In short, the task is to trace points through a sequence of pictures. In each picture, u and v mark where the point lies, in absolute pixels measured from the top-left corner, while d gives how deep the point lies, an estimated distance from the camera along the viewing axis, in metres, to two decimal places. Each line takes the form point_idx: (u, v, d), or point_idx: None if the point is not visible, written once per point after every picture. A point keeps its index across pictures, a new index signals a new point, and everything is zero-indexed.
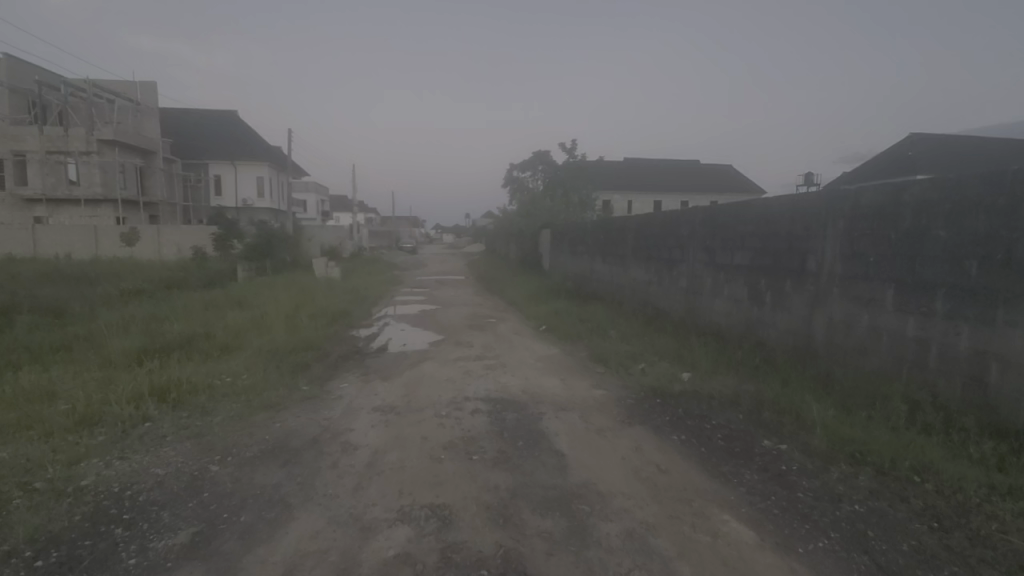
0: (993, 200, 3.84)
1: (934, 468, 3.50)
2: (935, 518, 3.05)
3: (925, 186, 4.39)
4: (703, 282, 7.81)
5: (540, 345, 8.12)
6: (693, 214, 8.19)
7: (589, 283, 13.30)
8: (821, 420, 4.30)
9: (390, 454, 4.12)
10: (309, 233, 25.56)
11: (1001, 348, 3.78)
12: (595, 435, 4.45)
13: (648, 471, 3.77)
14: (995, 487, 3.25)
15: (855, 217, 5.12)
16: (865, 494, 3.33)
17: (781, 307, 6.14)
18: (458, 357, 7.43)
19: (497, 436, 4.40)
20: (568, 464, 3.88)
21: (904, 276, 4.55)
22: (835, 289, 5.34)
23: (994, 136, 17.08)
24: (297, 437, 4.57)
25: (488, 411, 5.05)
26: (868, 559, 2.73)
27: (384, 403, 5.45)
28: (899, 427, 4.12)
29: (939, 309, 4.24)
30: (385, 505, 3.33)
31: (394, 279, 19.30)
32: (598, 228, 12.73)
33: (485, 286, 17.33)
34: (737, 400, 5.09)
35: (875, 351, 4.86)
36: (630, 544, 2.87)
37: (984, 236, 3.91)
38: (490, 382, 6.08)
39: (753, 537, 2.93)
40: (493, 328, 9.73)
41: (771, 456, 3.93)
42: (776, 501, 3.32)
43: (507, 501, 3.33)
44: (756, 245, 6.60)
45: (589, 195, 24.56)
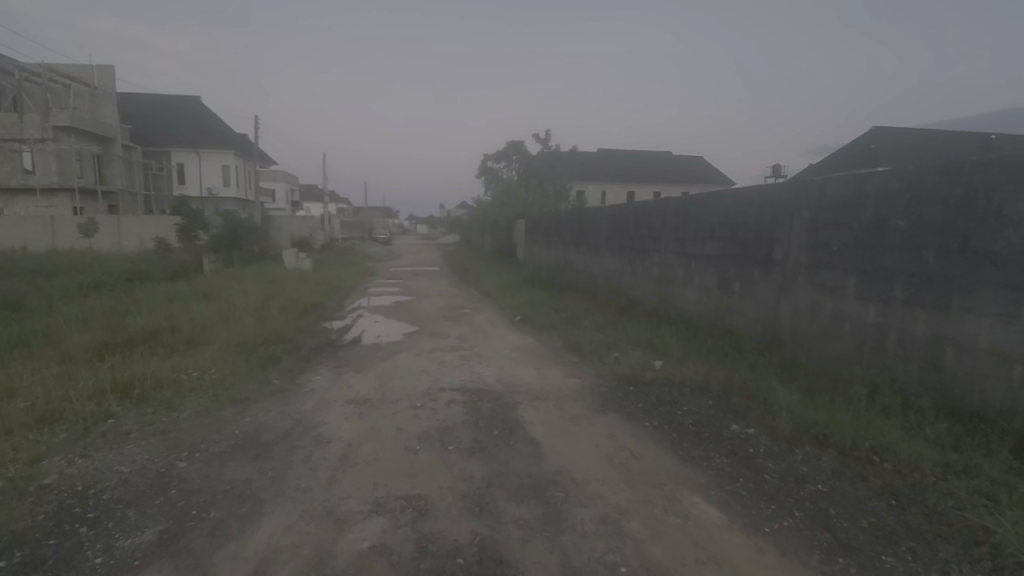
0: (951, 191, 4.00)
1: (893, 447, 3.66)
2: (893, 495, 3.20)
3: (886, 178, 4.55)
4: (675, 272, 7.94)
5: (515, 336, 8.13)
6: (666, 204, 8.29)
7: (564, 274, 13.34)
8: (787, 404, 4.44)
9: (364, 446, 4.08)
10: (279, 224, 24.90)
11: (957, 332, 3.97)
12: (570, 423, 4.50)
13: (621, 457, 3.84)
14: (949, 466, 3.42)
15: (819, 208, 5.28)
16: (827, 474, 3.47)
17: (749, 295, 6.30)
18: (432, 348, 7.40)
19: (472, 426, 4.40)
20: (543, 453, 3.91)
21: (865, 265, 4.72)
22: (800, 277, 5.51)
23: (951, 130, 17.80)
24: (267, 432, 4.48)
25: (463, 401, 5.05)
26: (830, 536, 2.85)
27: (358, 395, 5.40)
28: (859, 409, 4.30)
29: (898, 296, 4.42)
30: (361, 497, 3.31)
31: (367, 271, 19.03)
32: (572, 218, 12.78)
33: (460, 277, 17.27)
34: (708, 386, 5.21)
35: (838, 338, 5.04)
36: (603, 529, 2.92)
37: (941, 227, 4.08)
38: (465, 373, 6.07)
39: (721, 518, 3.03)
40: (468, 318, 9.70)
41: (739, 439, 4.05)
42: (744, 483, 3.43)
43: (482, 490, 3.34)
44: (726, 234, 6.74)
45: (564, 187, 24.67)
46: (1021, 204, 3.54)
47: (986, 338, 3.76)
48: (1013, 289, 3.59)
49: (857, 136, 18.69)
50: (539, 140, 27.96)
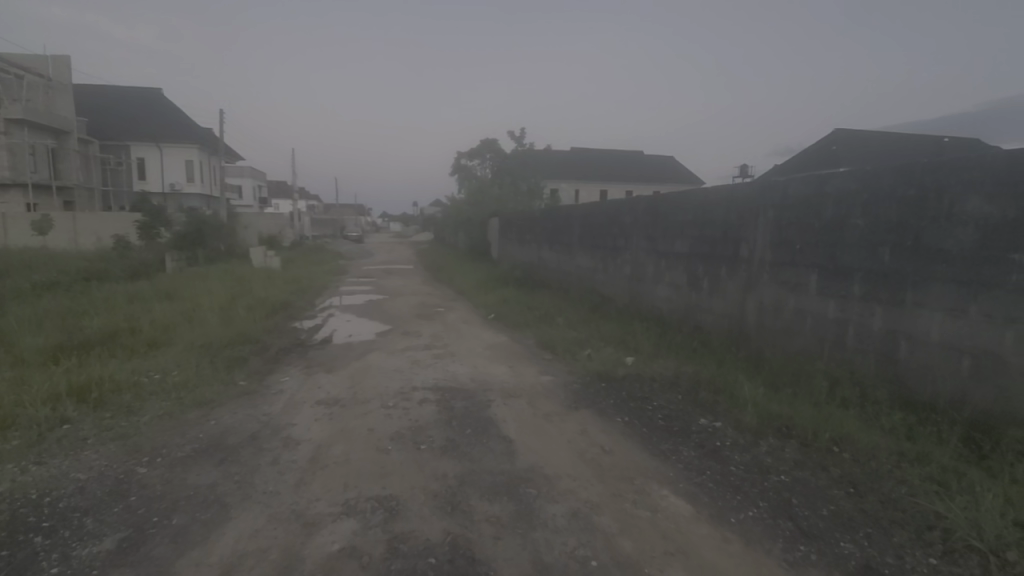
0: (906, 191, 4.18)
1: (851, 437, 3.81)
2: (851, 484, 3.33)
3: (846, 179, 4.72)
4: (646, 269, 8.07)
5: (488, 334, 8.13)
6: (637, 203, 8.41)
7: (538, 272, 13.39)
8: (752, 398, 4.57)
9: (334, 447, 4.01)
10: (246, 221, 24.24)
11: (910, 327, 4.15)
12: (542, 420, 4.53)
13: (593, 453, 3.88)
14: (903, 454, 3.58)
15: (783, 208, 5.44)
16: (790, 465, 3.58)
17: (717, 292, 6.45)
18: (405, 346, 7.33)
19: (445, 425, 4.38)
20: (516, 450, 3.92)
21: (826, 262, 4.90)
22: (765, 274, 5.67)
23: (907, 133, 18.59)
24: (233, 435, 4.36)
25: (436, 400, 5.02)
26: (792, 524, 2.95)
27: (328, 395, 5.30)
28: (820, 401, 4.45)
29: (856, 292, 4.60)
30: (330, 499, 3.26)
31: (338, 269, 18.71)
32: (545, 216, 12.84)
33: (434, 275, 17.15)
34: (677, 382, 5.32)
35: (800, 333, 5.21)
36: (575, 524, 2.95)
37: (896, 226, 4.25)
38: (438, 371, 6.03)
39: (689, 510, 3.10)
40: (441, 317, 9.64)
41: (706, 433, 4.14)
42: (711, 475, 3.52)
43: (455, 489, 3.33)
44: (695, 233, 6.88)
45: (537, 186, 24.76)
46: (969, 204, 3.72)
47: (937, 332, 3.95)
48: (961, 285, 3.78)
49: (820, 138, 19.32)
50: (513, 138, 27.97)
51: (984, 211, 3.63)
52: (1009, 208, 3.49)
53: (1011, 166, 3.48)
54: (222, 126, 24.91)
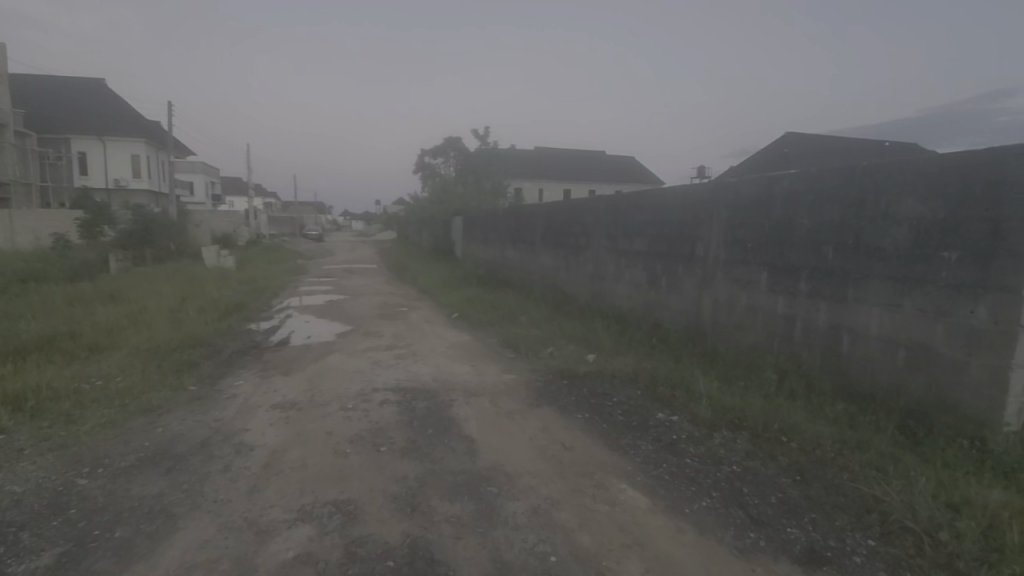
0: (847, 193, 4.40)
1: (798, 427, 3.98)
2: (798, 472, 3.48)
3: (793, 180, 4.93)
4: (607, 268, 8.21)
5: (451, 333, 8.08)
6: (598, 203, 8.54)
7: (501, 271, 13.40)
8: (707, 391, 4.71)
9: (289, 452, 3.90)
10: (198, 219, 23.23)
11: (852, 321, 4.38)
12: (504, 418, 4.54)
13: (553, 449, 3.92)
14: (846, 442, 3.77)
15: (735, 207, 5.64)
16: (742, 456, 3.72)
17: (674, 290, 6.63)
18: (366, 347, 7.20)
19: (406, 426, 4.33)
20: (477, 449, 3.91)
21: (775, 260, 5.11)
22: (719, 272, 5.87)
23: (851, 137, 19.61)
24: (182, 442, 4.17)
25: (397, 401, 4.96)
26: (743, 512, 3.06)
27: (284, 399, 5.15)
28: (771, 393, 4.64)
29: (802, 289, 4.81)
30: (285, 505, 3.17)
31: (297, 269, 18.19)
32: (508, 215, 12.86)
33: (397, 274, 16.94)
34: (636, 377, 5.44)
35: (752, 328, 5.41)
36: (535, 520, 2.97)
37: (839, 225, 4.47)
38: (400, 372, 5.96)
39: (646, 502, 3.18)
40: (403, 316, 9.53)
41: (664, 427, 4.24)
42: (667, 468, 3.61)
43: (415, 490, 3.30)
44: (653, 231, 7.04)
45: (501, 185, 24.78)
46: (904, 205, 3.96)
47: (876, 326, 4.18)
48: (897, 281, 4.01)
49: (771, 141, 20.17)
50: (477, 137, 27.90)
51: (918, 211, 3.86)
52: (939, 208, 3.73)
53: (941, 169, 3.72)
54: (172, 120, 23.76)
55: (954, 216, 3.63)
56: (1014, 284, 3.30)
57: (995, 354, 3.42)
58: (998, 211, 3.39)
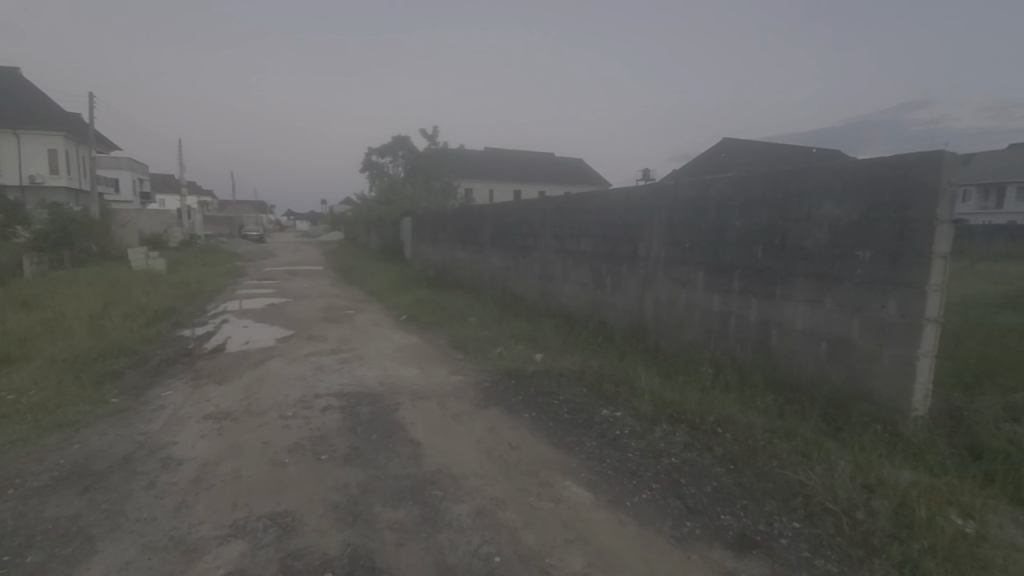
0: (774, 196, 4.67)
1: (732, 418, 4.18)
2: (731, 461, 3.66)
3: (725, 184, 5.18)
4: (554, 268, 8.32)
5: (399, 335, 7.93)
6: (544, 204, 8.65)
7: (451, 271, 13.31)
8: (648, 387, 4.87)
9: (223, 465, 3.70)
10: (124, 219, 21.65)
11: (779, 316, 4.65)
12: (451, 420, 4.50)
13: (500, 450, 3.93)
14: (775, 430, 3.99)
15: (674, 209, 5.85)
16: (680, 448, 3.86)
17: (618, 289, 6.81)
18: (309, 352, 6.95)
19: (349, 432, 4.21)
20: (423, 453, 3.85)
21: (710, 259, 5.34)
22: (659, 272, 6.07)
23: (782, 143, 20.89)
24: (103, 459, 3.88)
25: (340, 406, 4.81)
26: (680, 503, 3.18)
27: (218, 409, 4.88)
28: (707, 386, 4.85)
29: (736, 287, 5.06)
30: (217, 521, 3.00)
31: (236, 271, 17.31)
32: (457, 215, 12.79)
33: (343, 276, 16.47)
34: (582, 375, 5.54)
35: (690, 325, 5.63)
36: (479, 522, 2.97)
37: (767, 227, 4.74)
38: (344, 376, 5.79)
39: (589, 497, 3.24)
40: (349, 319, 9.26)
41: (608, 423, 4.35)
42: (610, 462, 3.70)
43: (357, 498, 3.21)
44: (598, 232, 7.20)
45: (451, 184, 24.65)
46: (823, 208, 4.24)
47: (801, 320, 4.46)
48: (819, 278, 4.29)
49: (710, 146, 21.19)
50: (426, 136, 27.60)
51: (835, 214, 4.15)
52: (855, 211, 4.02)
53: (855, 174, 4.02)
54: (93, 113, 22.04)
55: (867, 218, 3.93)
56: (918, 279, 3.60)
57: (903, 345, 3.72)
58: (904, 213, 3.69)
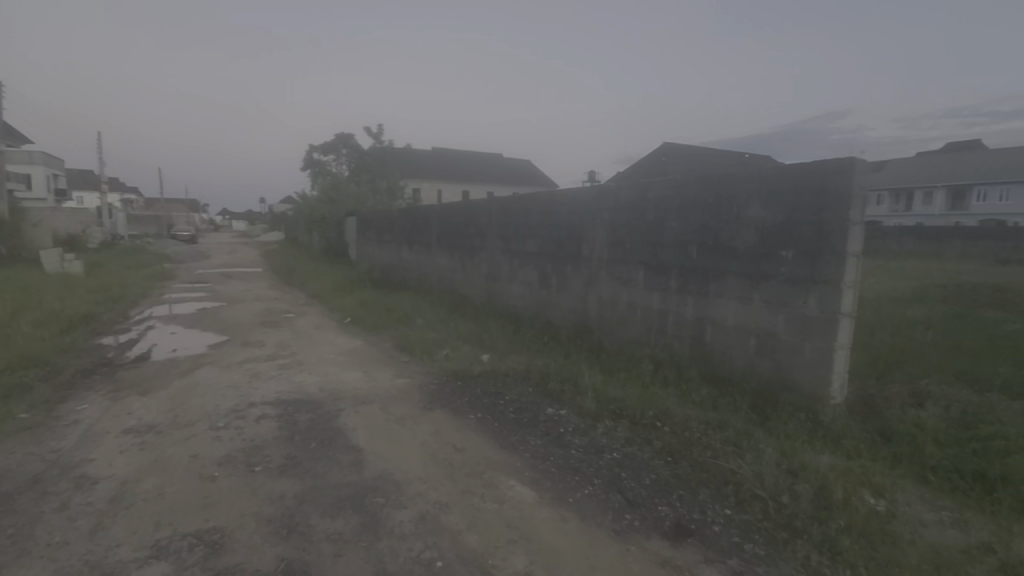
0: (707, 199, 4.89)
1: (670, 412, 4.34)
2: (669, 453, 3.79)
3: (663, 187, 5.37)
4: (501, 269, 8.34)
5: (342, 339, 7.69)
6: (490, 204, 8.64)
7: (398, 273, 13.05)
8: (591, 385, 4.97)
9: (146, 481, 3.45)
10: (34, 217, 19.82)
11: (713, 313, 4.87)
12: (395, 425, 4.41)
13: (444, 452, 3.89)
14: (709, 422, 4.18)
15: (615, 210, 6.01)
16: (622, 442, 3.97)
17: (563, 289, 6.91)
18: (244, 358, 6.61)
19: (286, 441, 4.04)
20: (364, 459, 3.75)
21: (649, 259, 5.52)
22: (602, 272, 6.22)
23: (718, 149, 21.93)
24: (6, 480, 3.51)
25: (277, 415, 4.60)
26: (621, 496, 3.26)
27: (141, 422, 4.54)
28: (648, 382, 5.01)
29: (673, 285, 5.26)
30: (139, 542, 2.80)
31: (164, 274, 16.22)
32: (403, 215, 12.55)
33: (284, 278, 15.81)
34: (528, 374, 5.57)
35: (631, 323, 5.80)
36: (422, 527, 2.92)
37: (701, 228, 4.95)
38: (283, 383, 5.54)
39: (533, 496, 3.27)
40: (289, 323, 8.90)
41: (552, 421, 4.40)
42: (554, 460, 3.75)
43: (293, 509, 3.08)
44: (543, 233, 7.28)
45: (398, 184, 24.18)
46: (751, 210, 4.49)
47: (732, 317, 4.70)
48: (748, 277, 4.53)
49: (652, 151, 21.94)
50: (371, 134, 26.93)
51: (762, 215, 4.40)
52: (779, 213, 4.28)
53: (778, 178, 4.27)
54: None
55: (790, 220, 4.18)
56: (834, 277, 3.88)
57: (822, 338, 3.99)
58: (822, 215, 3.96)
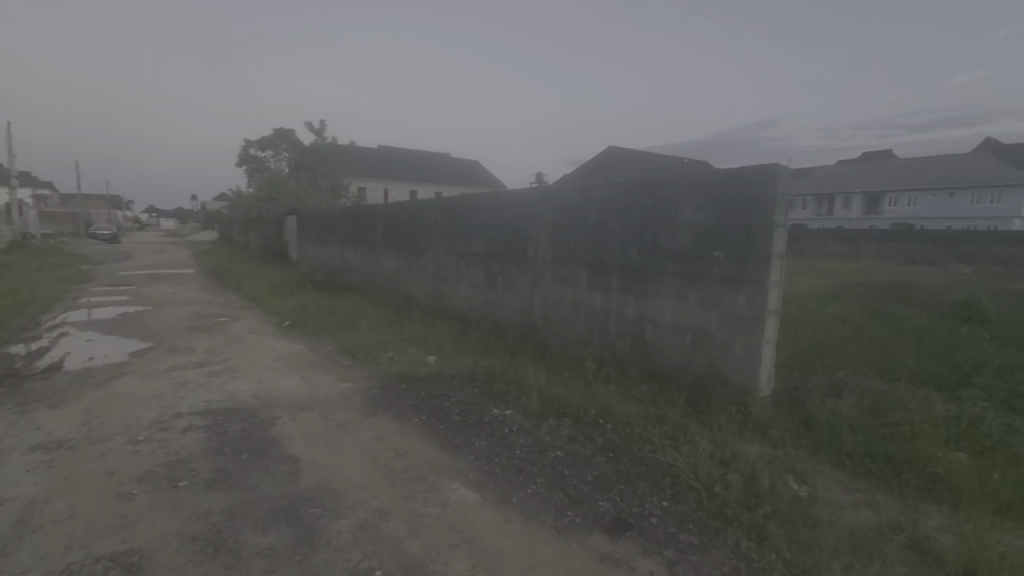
0: (646, 202, 5.05)
1: (611, 409, 4.45)
2: (611, 449, 3.88)
3: (604, 189, 5.50)
4: (447, 270, 8.26)
5: (280, 344, 7.36)
6: (437, 204, 8.55)
7: (342, 274, 12.65)
8: (536, 385, 5.00)
9: (54, 502, 3.15)
10: None
11: (652, 312, 5.04)
12: (334, 431, 4.26)
13: (386, 458, 3.79)
14: (648, 417, 4.31)
15: (559, 211, 6.09)
16: (565, 440, 4.02)
17: (509, 289, 6.94)
18: (172, 366, 6.19)
19: (215, 453, 3.81)
20: (301, 469, 3.60)
21: (592, 260, 5.64)
22: (547, 272, 6.29)
23: (659, 154, 22.74)
24: None
25: (206, 425, 4.33)
26: (563, 494, 3.30)
27: (49, 438, 4.15)
28: (591, 380, 5.11)
29: (615, 285, 5.40)
30: (43, 569, 2.55)
31: (81, 276, 14.95)
32: (347, 214, 12.20)
33: (217, 280, 14.95)
34: (473, 375, 5.54)
35: (576, 322, 5.90)
36: (361, 536, 2.83)
37: (641, 229, 5.11)
38: (214, 391, 5.23)
39: (476, 498, 3.25)
40: (222, 328, 8.42)
41: (497, 421, 4.39)
42: (498, 461, 3.74)
43: (222, 525, 2.91)
44: (489, 234, 7.28)
45: (342, 183, 23.48)
46: (686, 213, 4.68)
47: (669, 315, 4.88)
48: (683, 276, 4.72)
49: (598, 154, 22.44)
50: (313, 131, 26.00)
51: (696, 218, 4.60)
52: (711, 216, 4.48)
53: (710, 183, 4.48)
54: None
55: (721, 222, 4.39)
56: (760, 277, 4.11)
57: (751, 334, 4.21)
58: (750, 219, 4.18)
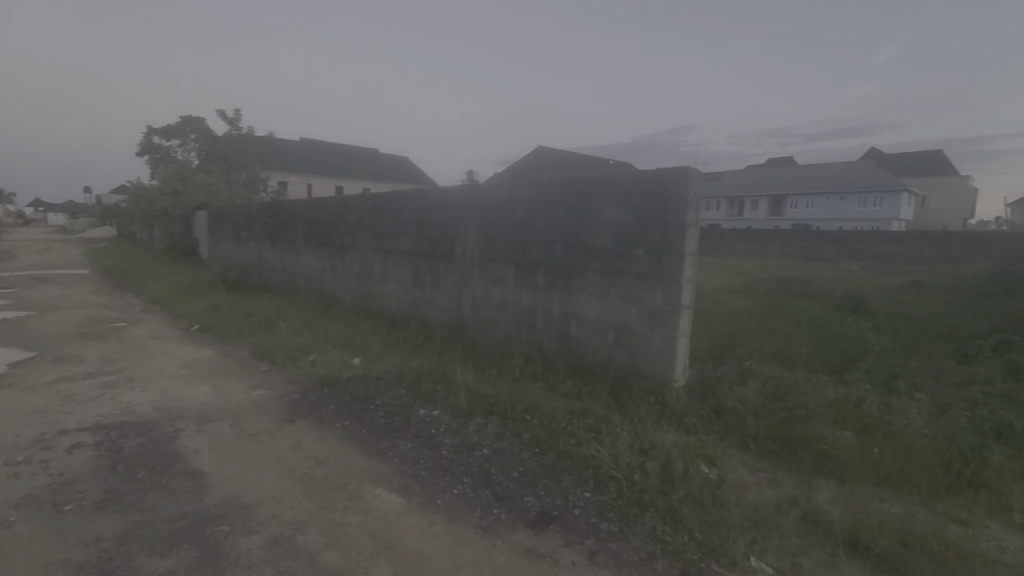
0: (570, 201, 5.16)
1: (538, 405, 4.51)
2: (537, 444, 3.93)
3: (530, 188, 5.56)
4: (373, 268, 8.02)
5: (187, 349, 6.80)
6: (360, 201, 8.26)
7: (260, 273, 11.91)
8: (464, 383, 4.97)
9: None
10: None
11: (577, 309, 5.16)
12: (247, 442, 3.99)
13: (304, 467, 3.61)
14: (573, 411, 4.42)
15: (486, 210, 6.09)
16: (491, 438, 4.03)
17: (437, 288, 6.84)
18: (56, 377, 5.52)
19: (107, 473, 3.44)
20: (208, 484, 3.34)
21: (519, 258, 5.69)
22: (475, 270, 6.26)
23: (586, 155, 23.40)
24: None
25: (97, 442, 3.91)
26: (489, 492, 3.30)
27: None
28: (519, 376, 5.15)
29: (541, 282, 5.48)
30: None
31: None
32: (265, 210, 11.50)
33: (114, 281, 13.57)
34: (400, 376, 5.41)
35: (503, 320, 5.93)
36: (275, 551, 2.67)
37: (565, 228, 5.22)
38: (107, 404, 4.72)
39: (400, 503, 3.17)
40: (120, 333, 7.65)
41: (423, 422, 4.31)
42: (424, 463, 3.68)
43: (113, 551, 2.63)
44: (416, 231, 7.14)
45: (260, 176, 22.11)
46: (608, 212, 4.83)
47: (593, 311, 5.02)
48: (606, 274, 4.88)
49: (527, 154, 22.73)
50: (228, 120, 24.28)
51: (616, 217, 4.76)
52: (630, 215, 4.66)
53: (629, 183, 4.65)
54: None
55: (639, 222, 4.58)
56: (675, 274, 4.33)
57: (667, 328, 4.43)
58: (665, 218, 4.39)
